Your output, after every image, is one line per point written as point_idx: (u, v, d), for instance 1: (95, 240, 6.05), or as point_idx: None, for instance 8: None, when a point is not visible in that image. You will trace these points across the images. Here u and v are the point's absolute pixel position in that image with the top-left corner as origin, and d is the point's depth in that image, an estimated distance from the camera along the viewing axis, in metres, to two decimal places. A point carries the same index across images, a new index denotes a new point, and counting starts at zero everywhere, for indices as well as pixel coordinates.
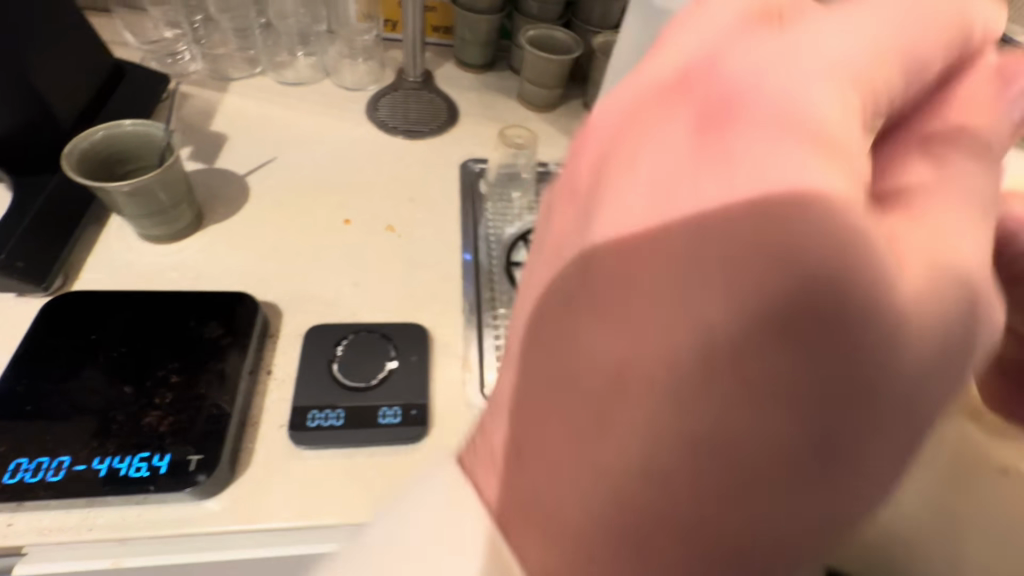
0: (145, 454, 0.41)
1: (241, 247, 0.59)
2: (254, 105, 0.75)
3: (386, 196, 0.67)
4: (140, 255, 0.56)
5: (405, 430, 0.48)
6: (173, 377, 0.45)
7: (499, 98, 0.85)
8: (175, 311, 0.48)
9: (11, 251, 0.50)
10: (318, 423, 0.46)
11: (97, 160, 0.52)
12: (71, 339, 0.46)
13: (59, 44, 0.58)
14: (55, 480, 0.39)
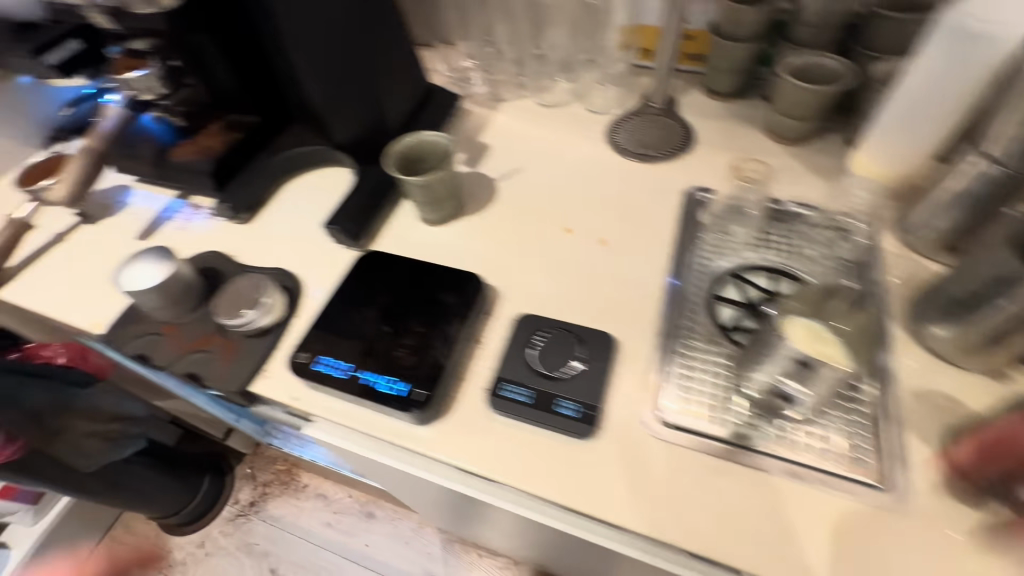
0: (395, 378, 0.55)
1: (486, 238, 0.72)
2: (517, 123, 0.89)
3: (606, 211, 0.73)
4: (416, 231, 0.74)
5: (576, 424, 0.52)
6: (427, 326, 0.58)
7: (743, 128, 0.82)
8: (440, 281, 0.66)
9: (350, 216, 0.72)
10: (507, 395, 0.54)
11: (408, 159, 0.71)
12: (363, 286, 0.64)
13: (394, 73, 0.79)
14: (346, 377, 0.56)
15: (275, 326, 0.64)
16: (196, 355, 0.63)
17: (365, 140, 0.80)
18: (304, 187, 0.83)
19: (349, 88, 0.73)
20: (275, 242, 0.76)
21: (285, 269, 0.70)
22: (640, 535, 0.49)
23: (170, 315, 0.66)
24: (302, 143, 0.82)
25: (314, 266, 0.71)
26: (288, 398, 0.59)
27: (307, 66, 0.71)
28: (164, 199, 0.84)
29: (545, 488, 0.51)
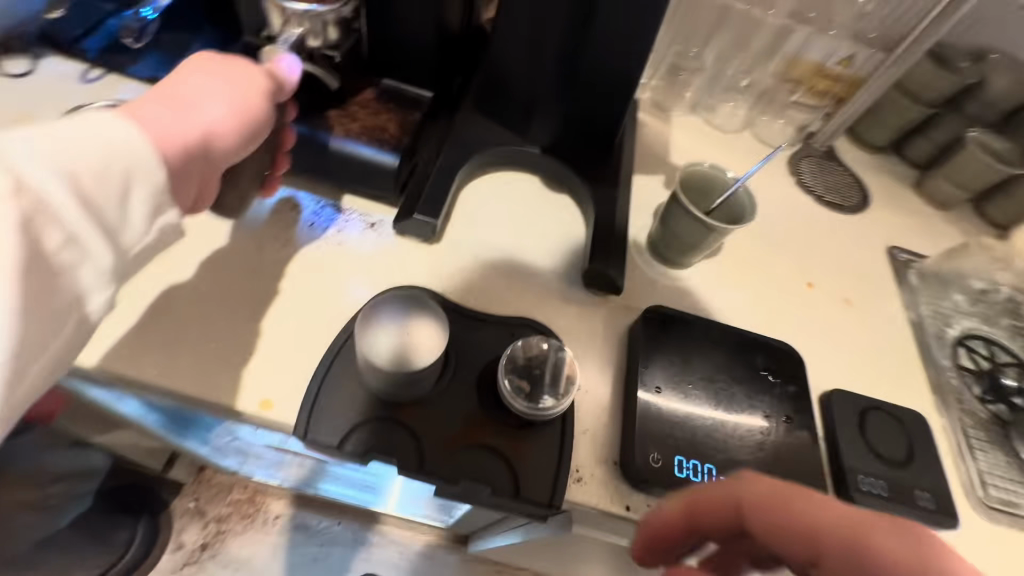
0: (769, 481, 0.47)
1: (733, 289, 0.65)
2: (697, 146, 0.81)
3: (834, 267, 0.71)
4: (659, 274, 0.63)
5: (940, 519, 0.50)
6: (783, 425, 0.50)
7: (900, 185, 0.86)
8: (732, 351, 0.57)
9: (606, 254, 0.58)
10: (869, 489, 0.50)
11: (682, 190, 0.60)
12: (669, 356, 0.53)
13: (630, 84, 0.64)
14: (711, 484, 0.46)
15: (565, 411, 0.48)
16: (470, 452, 0.45)
17: (580, 150, 0.64)
18: (492, 199, 0.64)
19: (600, 88, 0.58)
20: (492, 276, 0.57)
21: (535, 321, 0.54)
22: None
23: (414, 392, 0.45)
24: (496, 141, 0.63)
25: (564, 318, 0.56)
26: (622, 506, 0.46)
27: None
28: (287, 194, 0.57)
29: None
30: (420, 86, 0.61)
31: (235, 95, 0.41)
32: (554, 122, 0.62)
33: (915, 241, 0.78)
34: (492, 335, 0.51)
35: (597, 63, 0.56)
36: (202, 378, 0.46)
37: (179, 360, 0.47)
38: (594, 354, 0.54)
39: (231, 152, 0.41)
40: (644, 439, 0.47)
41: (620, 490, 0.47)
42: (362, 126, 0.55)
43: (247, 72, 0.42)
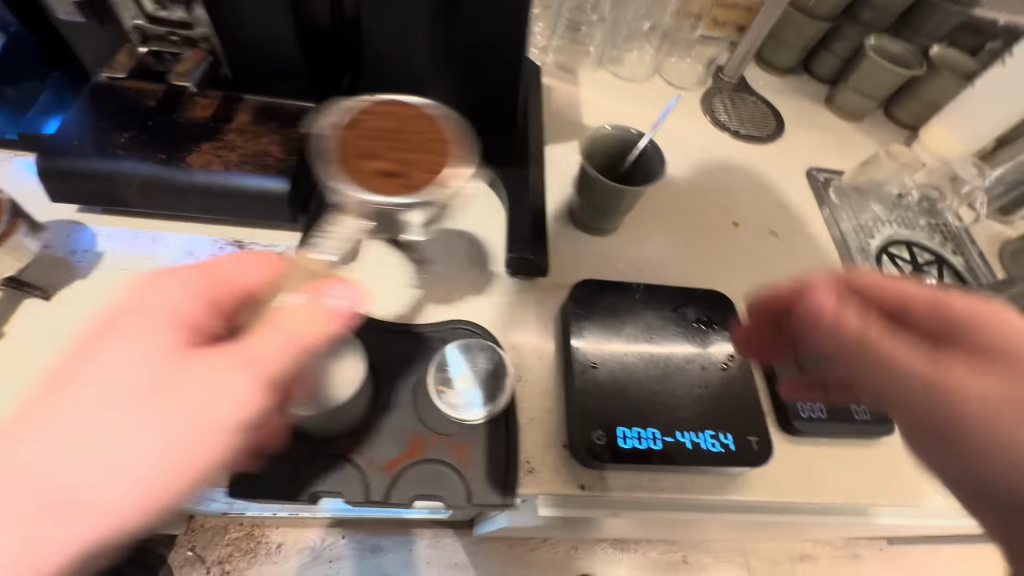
0: (713, 432, 0.48)
1: (660, 243, 0.65)
2: (608, 102, 0.79)
3: (756, 200, 0.72)
4: (584, 244, 0.62)
5: (876, 428, 0.53)
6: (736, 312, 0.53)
7: (812, 103, 0.87)
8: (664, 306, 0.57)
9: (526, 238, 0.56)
10: (809, 415, 0.52)
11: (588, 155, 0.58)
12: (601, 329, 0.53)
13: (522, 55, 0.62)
14: (658, 448, 0.46)
15: (505, 406, 0.47)
16: (416, 470, 0.44)
17: (483, 133, 0.62)
18: None
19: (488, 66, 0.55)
20: (414, 284, 0.55)
21: (463, 320, 0.53)
22: (940, 510, 0.54)
23: (347, 426, 0.44)
24: None
25: (493, 310, 0.55)
26: (576, 488, 0.46)
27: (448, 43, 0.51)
28: (179, 241, 0.53)
29: (874, 498, 0.52)
30: (298, 98, 0.56)
31: (161, 455, 0.31)
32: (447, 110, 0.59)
33: (831, 159, 0.79)
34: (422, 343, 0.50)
35: (477, 43, 0.53)
36: None
37: None
38: (528, 341, 0.53)
39: None
40: (587, 418, 0.47)
41: (572, 472, 0.47)
42: (241, 154, 0.51)
43: (233, 406, 0.32)
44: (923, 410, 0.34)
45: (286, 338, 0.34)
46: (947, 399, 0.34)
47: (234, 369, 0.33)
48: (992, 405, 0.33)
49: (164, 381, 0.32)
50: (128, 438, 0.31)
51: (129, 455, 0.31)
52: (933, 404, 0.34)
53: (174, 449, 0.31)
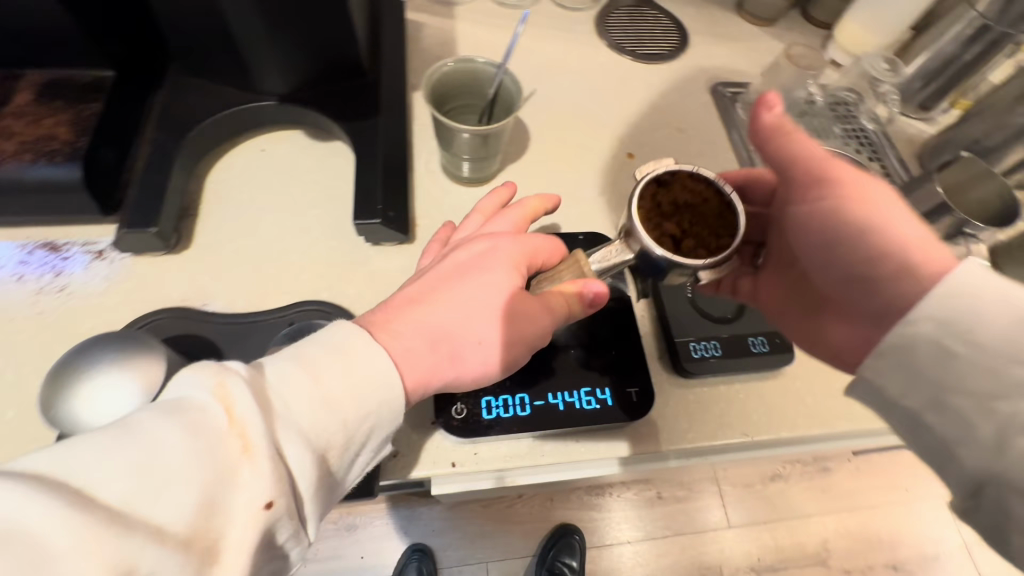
0: (589, 389, 0.44)
1: (546, 188, 0.59)
2: (488, 33, 0.71)
3: (655, 127, 0.66)
4: (460, 198, 0.56)
5: (776, 359, 0.50)
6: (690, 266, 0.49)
7: (721, 10, 0.79)
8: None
9: (380, 199, 0.50)
10: (701, 355, 0.49)
11: (440, 95, 0.52)
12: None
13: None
14: (525, 415, 0.43)
15: None
16: None
17: (327, 86, 0.54)
18: (243, 175, 0.54)
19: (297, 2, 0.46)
20: (260, 265, 0.49)
21: (315, 302, 0.47)
22: (852, 434, 0.51)
23: None
24: (217, 106, 0.52)
25: (351, 285, 0.49)
26: (446, 467, 0.43)
27: None
28: None
29: (778, 430, 0.49)
30: (91, 68, 0.49)
31: (493, 358, 0.40)
32: (271, 64, 0.51)
33: (740, 71, 0.73)
34: (264, 331, 0.45)
35: None
36: None
37: None
38: None
39: None
40: (447, 393, 0.43)
41: (440, 451, 0.43)
42: (20, 142, 0.44)
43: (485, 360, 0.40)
44: (861, 260, 0.39)
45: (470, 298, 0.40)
46: (878, 216, 0.38)
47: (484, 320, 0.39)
48: (940, 270, 0.36)
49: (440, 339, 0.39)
50: (493, 340, 0.40)
51: (417, 353, 0.38)
52: (886, 268, 0.38)
53: (450, 353, 0.39)
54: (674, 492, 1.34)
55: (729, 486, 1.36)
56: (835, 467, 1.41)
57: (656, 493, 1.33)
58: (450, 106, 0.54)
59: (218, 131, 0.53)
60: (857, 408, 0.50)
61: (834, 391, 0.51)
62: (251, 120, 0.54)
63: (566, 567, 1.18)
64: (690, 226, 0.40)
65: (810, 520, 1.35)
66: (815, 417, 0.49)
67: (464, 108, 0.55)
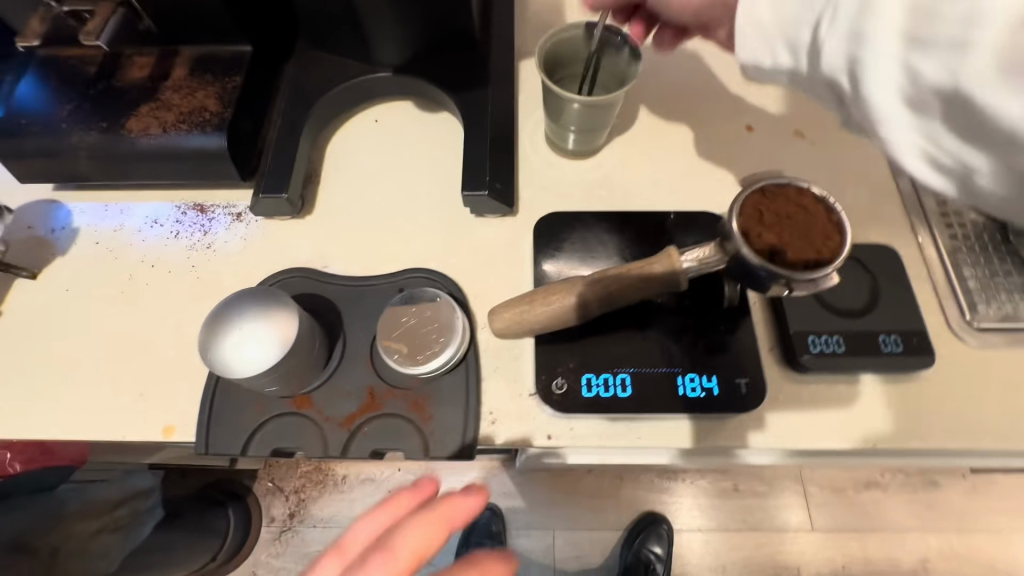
0: (694, 375, 0.42)
1: (653, 161, 0.56)
2: None
3: (779, 96, 0.60)
4: (564, 170, 0.55)
5: (910, 361, 0.44)
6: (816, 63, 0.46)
7: None
8: (653, 236, 0.50)
9: (488, 171, 0.50)
10: (821, 349, 0.44)
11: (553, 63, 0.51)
12: (574, 265, 0.49)
13: None
14: (625, 395, 0.42)
15: (465, 358, 0.45)
16: (373, 425, 0.43)
17: (439, 56, 0.55)
18: (357, 144, 0.56)
19: None
20: (374, 233, 0.52)
21: (422, 269, 0.49)
22: (997, 450, 0.45)
23: (299, 384, 0.43)
24: (339, 78, 0.54)
25: (456, 254, 0.51)
26: (542, 439, 0.43)
27: None
28: (144, 210, 0.53)
29: (908, 439, 0.44)
30: (234, 43, 0.53)
31: None
32: (389, 35, 0.52)
33: None
34: (377, 296, 0.48)
35: None
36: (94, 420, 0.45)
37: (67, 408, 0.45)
38: (493, 285, 0.49)
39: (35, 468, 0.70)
40: (547, 367, 0.44)
41: (537, 423, 0.44)
42: (178, 113, 0.49)
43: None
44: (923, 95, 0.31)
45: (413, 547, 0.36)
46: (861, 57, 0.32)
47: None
48: None
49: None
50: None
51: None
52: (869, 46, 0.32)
53: (396, 555, 0.35)
54: (752, 486, 1.27)
55: (816, 487, 1.27)
56: (943, 482, 1.27)
57: (733, 485, 1.27)
58: (560, 75, 0.53)
59: (338, 102, 0.55)
60: (1010, 424, 0.44)
61: (977, 402, 0.45)
62: (366, 91, 0.56)
63: (652, 554, 1.16)
64: (795, 235, 0.35)
65: (908, 534, 1.23)
66: (952, 428, 0.44)
67: (575, 77, 0.53)
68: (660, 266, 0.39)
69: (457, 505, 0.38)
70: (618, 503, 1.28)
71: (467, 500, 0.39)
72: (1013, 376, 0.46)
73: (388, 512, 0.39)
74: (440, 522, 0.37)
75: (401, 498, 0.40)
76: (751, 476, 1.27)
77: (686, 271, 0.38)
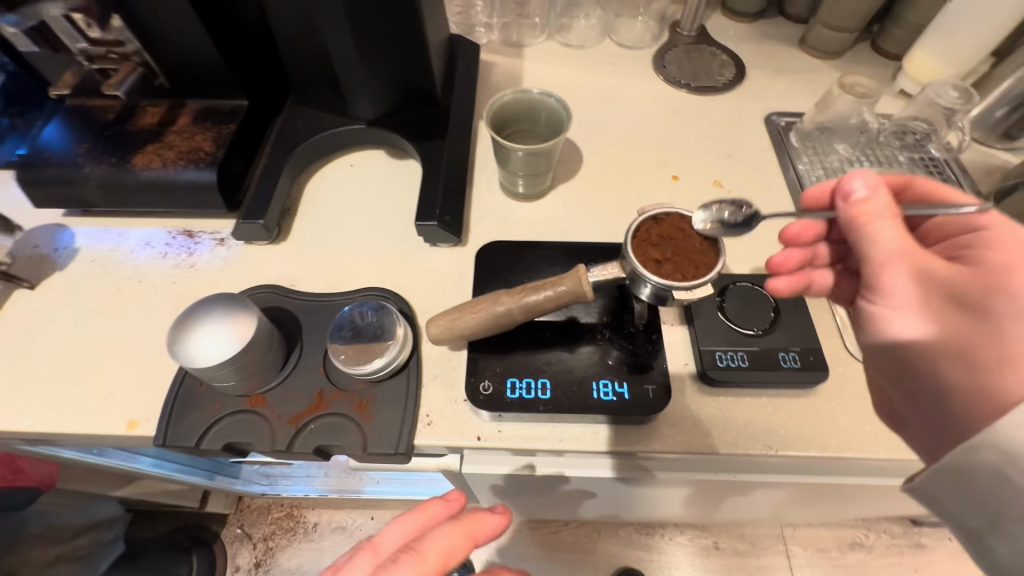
0: (608, 381, 0.48)
1: (591, 203, 0.64)
2: (552, 69, 0.79)
3: (702, 153, 0.69)
4: (511, 209, 0.63)
5: (807, 375, 0.49)
6: (778, 286, 0.51)
7: (782, 46, 0.81)
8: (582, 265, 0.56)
9: (440, 206, 0.58)
10: (726, 364, 0.49)
11: (499, 121, 0.59)
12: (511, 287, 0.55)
13: (436, 34, 0.64)
14: (546, 398, 0.47)
15: (407, 365, 0.50)
16: (319, 423, 0.48)
17: (407, 114, 0.65)
18: (333, 184, 0.65)
19: (386, 43, 0.57)
20: (339, 257, 0.59)
21: (378, 288, 0.56)
22: (894, 461, 0.49)
23: (254, 383, 0.48)
24: (321, 129, 0.64)
25: (409, 277, 0.57)
26: (473, 439, 0.48)
27: (340, 27, 0.54)
28: (139, 234, 0.60)
29: (808, 447, 0.48)
30: (233, 98, 0.63)
31: None
32: (363, 94, 0.62)
33: (797, 101, 0.74)
34: (335, 310, 0.54)
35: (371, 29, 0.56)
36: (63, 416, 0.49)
37: (43, 404, 0.50)
38: (441, 304, 0.55)
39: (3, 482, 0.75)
40: (478, 373, 0.48)
41: (469, 425, 0.48)
42: (177, 152, 0.58)
43: None
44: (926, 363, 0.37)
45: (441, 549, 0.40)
46: (1002, 340, 0.33)
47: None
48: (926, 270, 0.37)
49: None
50: None
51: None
52: (972, 409, 0.35)
53: (425, 558, 0.40)
54: (735, 544, 1.24)
55: (799, 547, 1.24)
56: (929, 544, 1.24)
57: (714, 542, 1.24)
58: (507, 131, 0.61)
59: (319, 149, 0.65)
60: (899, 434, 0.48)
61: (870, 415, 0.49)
62: (344, 140, 0.66)
63: None
64: (677, 252, 0.42)
65: None
66: (847, 438, 0.48)
67: (520, 131, 0.62)
68: (568, 281, 0.44)
69: (481, 525, 0.42)
70: (594, 559, 1.24)
71: (492, 520, 0.42)
72: None
73: (417, 518, 0.43)
74: (466, 534, 0.41)
75: (432, 508, 0.44)
76: (732, 533, 1.25)
77: (591, 284, 0.44)
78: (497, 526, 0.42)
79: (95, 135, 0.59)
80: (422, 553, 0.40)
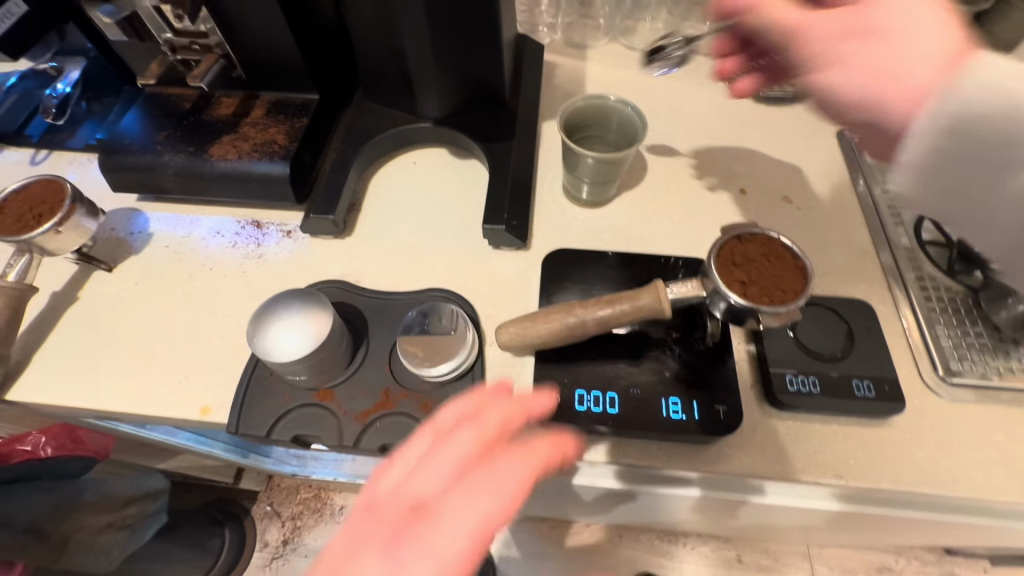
0: (677, 399, 0.47)
1: (655, 212, 0.63)
2: (615, 72, 0.77)
3: (770, 166, 0.67)
4: (573, 214, 0.63)
5: (881, 405, 0.48)
6: None
7: None
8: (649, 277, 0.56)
9: (507, 210, 0.58)
10: (799, 388, 0.48)
11: (571, 125, 0.59)
12: (578, 294, 0.54)
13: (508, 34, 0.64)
14: (614, 412, 0.47)
15: (471, 369, 0.50)
16: (385, 421, 0.48)
17: (475, 114, 0.65)
18: (397, 181, 0.65)
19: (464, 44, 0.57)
20: (403, 255, 0.59)
21: (442, 289, 0.56)
22: (967, 500, 0.47)
23: (323, 378, 0.49)
24: (391, 126, 0.64)
25: (472, 279, 0.57)
26: None
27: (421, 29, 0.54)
28: (210, 222, 0.62)
29: (880, 480, 0.47)
30: (305, 92, 0.63)
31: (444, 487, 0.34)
32: (432, 93, 0.62)
33: None
34: (401, 309, 0.54)
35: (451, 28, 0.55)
36: (136, 396, 0.51)
37: (120, 385, 0.52)
38: (504, 308, 0.55)
39: (65, 450, 0.79)
40: (545, 382, 0.48)
41: None
42: (252, 144, 0.59)
43: (446, 480, 0.35)
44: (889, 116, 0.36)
45: (497, 418, 0.37)
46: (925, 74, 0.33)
47: (458, 446, 0.36)
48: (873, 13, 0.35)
49: (423, 460, 0.36)
50: (439, 467, 0.35)
51: (482, 495, 0.33)
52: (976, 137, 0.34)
53: (481, 426, 0.36)
54: (758, 559, 1.23)
55: (824, 566, 1.22)
56: (961, 573, 1.21)
57: (737, 555, 1.23)
58: (576, 136, 0.60)
59: (385, 146, 0.65)
60: (976, 472, 0.47)
61: (945, 451, 0.48)
62: (411, 137, 0.66)
63: None
64: (760, 274, 0.41)
65: None
66: (920, 473, 0.47)
67: (588, 137, 0.61)
68: (646, 296, 0.44)
69: (534, 401, 0.39)
70: (615, 563, 1.24)
71: (543, 396, 0.39)
72: (982, 429, 0.49)
73: (474, 401, 0.38)
74: (520, 409, 0.38)
75: (482, 386, 0.40)
76: (756, 547, 1.23)
77: (670, 300, 0.44)
78: (547, 406, 0.39)
79: (172, 122, 0.61)
80: (467, 426, 0.37)
